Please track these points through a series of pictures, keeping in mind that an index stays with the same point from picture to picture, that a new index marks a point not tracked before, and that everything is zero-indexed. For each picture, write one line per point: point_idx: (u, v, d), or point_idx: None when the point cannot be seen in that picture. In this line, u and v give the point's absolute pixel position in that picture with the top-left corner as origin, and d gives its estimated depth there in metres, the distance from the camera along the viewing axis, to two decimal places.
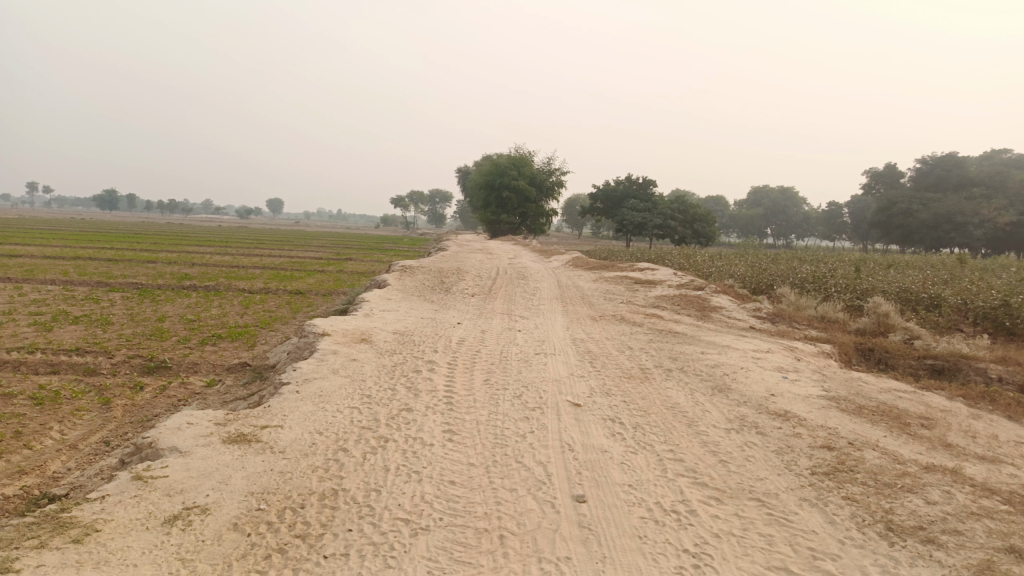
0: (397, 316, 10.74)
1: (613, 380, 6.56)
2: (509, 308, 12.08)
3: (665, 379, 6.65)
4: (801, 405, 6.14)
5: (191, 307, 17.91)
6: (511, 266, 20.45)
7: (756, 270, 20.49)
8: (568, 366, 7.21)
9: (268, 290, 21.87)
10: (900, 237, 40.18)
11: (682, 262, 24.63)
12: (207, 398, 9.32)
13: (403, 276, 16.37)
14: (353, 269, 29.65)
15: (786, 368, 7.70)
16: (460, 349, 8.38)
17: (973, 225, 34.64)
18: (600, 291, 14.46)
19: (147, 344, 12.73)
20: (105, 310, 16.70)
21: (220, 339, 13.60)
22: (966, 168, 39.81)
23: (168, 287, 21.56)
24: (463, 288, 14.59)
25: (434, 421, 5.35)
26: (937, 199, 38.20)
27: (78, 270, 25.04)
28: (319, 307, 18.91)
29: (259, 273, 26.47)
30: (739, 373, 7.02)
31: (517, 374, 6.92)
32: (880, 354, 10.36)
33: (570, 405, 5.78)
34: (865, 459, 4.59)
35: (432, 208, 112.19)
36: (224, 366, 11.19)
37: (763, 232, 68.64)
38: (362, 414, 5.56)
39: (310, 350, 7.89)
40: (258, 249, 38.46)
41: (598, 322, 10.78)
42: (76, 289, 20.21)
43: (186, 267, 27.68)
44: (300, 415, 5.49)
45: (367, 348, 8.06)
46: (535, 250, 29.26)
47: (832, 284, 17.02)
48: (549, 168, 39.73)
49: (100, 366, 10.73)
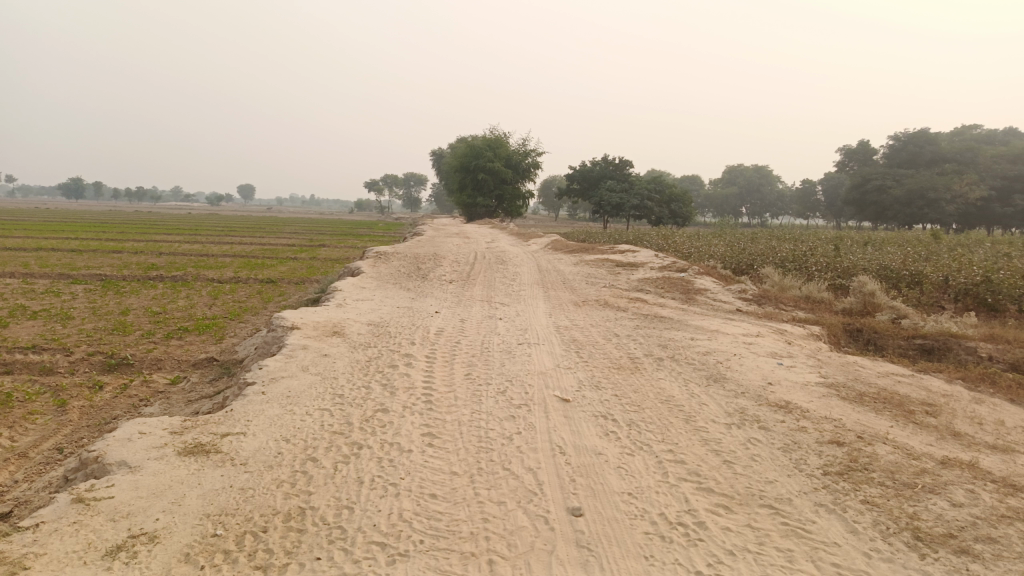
0: (372, 306, 10.27)
1: (602, 372, 6.18)
2: (488, 294, 11.66)
3: (656, 369, 6.29)
4: (801, 394, 5.82)
5: (157, 298, 17.24)
6: (489, 250, 19.99)
7: (736, 250, 20.26)
8: (553, 357, 6.81)
9: (239, 280, 21.23)
10: (873, 214, 40.29)
11: (661, 243, 24.35)
12: (171, 397, 8.78)
13: (378, 262, 15.85)
14: (326, 255, 29.00)
15: (779, 353, 7.38)
16: (438, 341, 7.94)
17: (945, 201, 34.72)
18: (581, 275, 14.09)
19: (109, 340, 12.12)
20: (66, 304, 15.97)
21: (187, 332, 13.02)
22: (938, 145, 40.06)
23: (134, 279, 20.82)
24: (440, 274, 14.13)
25: (412, 424, 4.93)
26: (909, 176, 38.41)
27: (40, 262, 24.11)
28: (291, 297, 18.31)
29: (229, 262, 25.73)
30: (733, 361, 6.68)
31: (501, 367, 6.53)
32: (869, 335, 10.14)
33: (559, 401, 5.40)
34: (879, 457, 4.26)
35: (407, 192, 111.03)
36: (190, 361, 10.65)
37: (739, 211, 68.73)
38: (334, 417, 5.12)
39: (278, 345, 7.41)
40: (228, 237, 37.51)
41: (581, 308, 10.41)
42: (37, 282, 19.39)
43: (153, 257, 26.83)
44: (265, 420, 5.04)
45: (339, 342, 7.59)
46: (512, 233, 28.81)
47: (813, 263, 16.81)
48: (525, 149, 39.19)
49: (57, 365, 10.12)
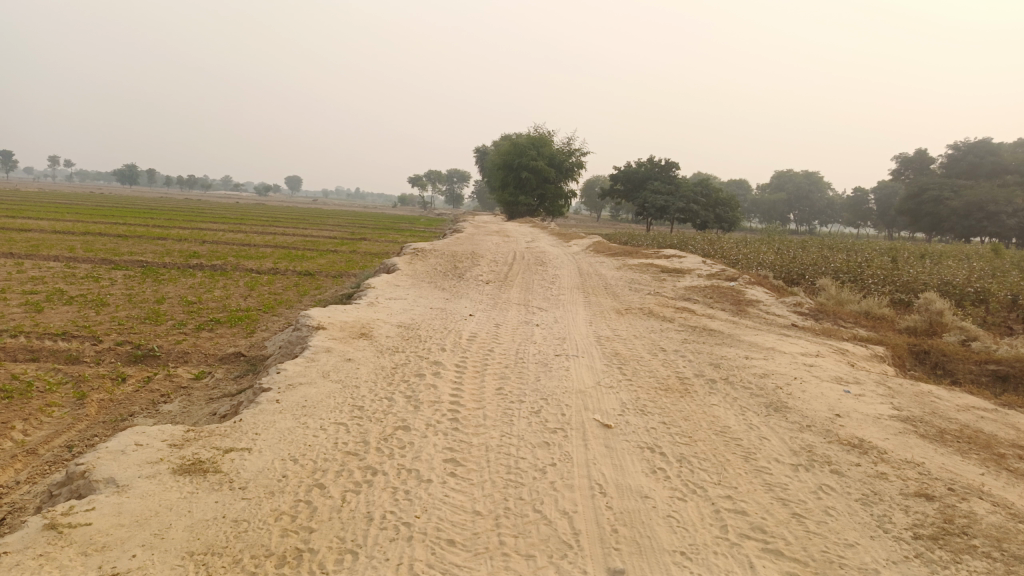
0: (404, 306, 9.80)
1: (648, 393, 5.58)
2: (526, 298, 11.12)
3: (709, 392, 5.68)
4: (875, 430, 5.15)
5: (193, 288, 17.12)
6: (528, 250, 19.43)
7: (785, 259, 19.33)
8: (593, 373, 6.24)
9: (277, 271, 21.08)
10: (928, 225, 38.60)
11: (707, 248, 23.48)
12: (193, 393, 8.42)
13: (415, 259, 15.43)
14: (365, 249, 28.79)
15: (845, 379, 6.67)
16: (470, 348, 7.42)
17: (1006, 214, 32.86)
18: (624, 280, 13.44)
19: (140, 329, 11.90)
20: (103, 290, 15.92)
21: (218, 325, 12.76)
22: (1002, 155, 38.17)
23: (173, 266, 20.81)
24: (477, 274, 13.64)
25: (434, 447, 4.42)
26: (969, 187, 36.62)
27: (85, 246, 24.39)
28: (327, 290, 18.02)
29: (270, 253, 25.69)
30: (795, 387, 6.00)
31: (536, 381, 5.99)
32: (937, 357, 9.31)
33: (600, 426, 4.83)
34: (979, 517, 3.59)
35: (450, 188, 111.18)
36: (217, 356, 10.32)
37: (786, 218, 66.84)
38: (350, 433, 4.64)
39: (301, 347, 6.96)
40: (270, 228, 37.69)
41: (624, 317, 9.79)
42: (79, 267, 19.50)
43: (195, 245, 26.94)
44: (274, 434, 4.58)
45: (365, 345, 7.11)
46: (553, 233, 28.20)
47: (870, 276, 15.86)
48: (569, 149, 38.53)
49: (84, 355, 9.88)
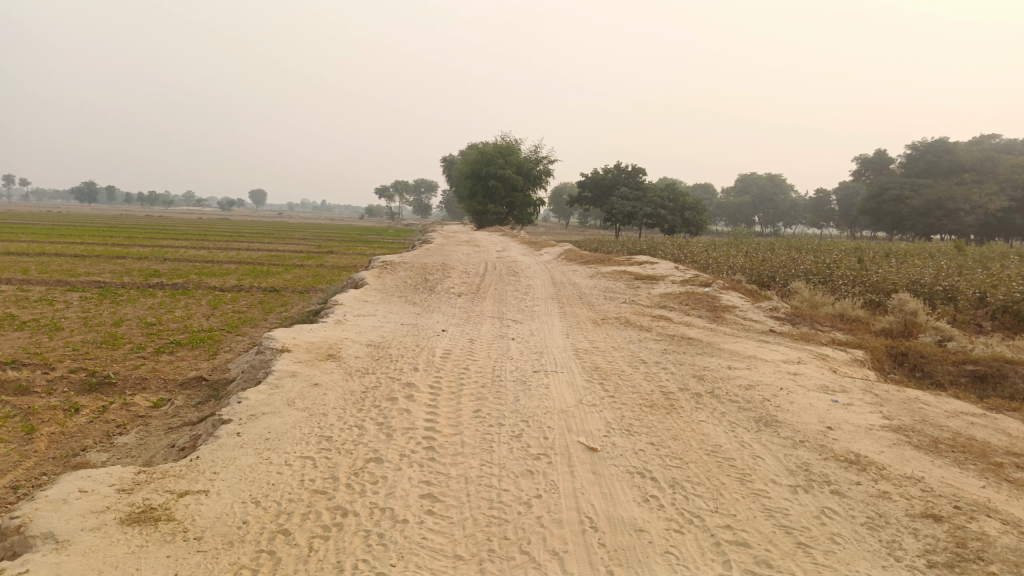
0: (373, 323, 9.44)
1: (633, 411, 5.33)
2: (500, 310, 10.83)
3: (696, 408, 5.44)
4: (868, 442, 4.96)
5: (154, 308, 16.53)
6: (499, 260, 19.18)
7: (756, 262, 19.34)
8: (574, 391, 5.97)
9: (242, 288, 20.48)
10: (889, 224, 39.23)
11: (677, 253, 23.45)
12: (151, 423, 7.95)
13: (384, 273, 15.06)
14: (333, 263, 28.26)
15: (830, 387, 6.50)
16: (444, 367, 7.10)
17: (964, 212, 33.52)
18: (598, 289, 13.23)
19: (95, 355, 11.34)
20: (57, 313, 15.27)
21: (179, 347, 12.24)
22: (958, 154, 39.02)
23: (133, 286, 20.09)
24: (448, 287, 13.32)
25: (410, 481, 4.11)
26: (927, 186, 37.31)
27: (39, 268, 23.53)
28: (293, 307, 17.52)
29: (234, 269, 25.06)
30: (782, 399, 5.81)
31: (516, 401, 5.70)
32: (915, 359, 9.23)
33: (585, 451, 4.56)
34: (992, 538, 3.39)
35: (417, 198, 110.60)
36: (177, 381, 9.83)
37: (751, 220, 67.61)
38: (318, 468, 4.30)
39: (265, 372, 6.57)
40: (235, 243, 36.90)
41: (601, 327, 9.55)
42: (32, 289, 18.74)
43: (156, 263, 26.16)
44: (235, 472, 4.22)
45: (333, 368, 6.75)
46: (523, 241, 27.98)
47: (840, 277, 15.89)
48: (536, 156, 38.42)
49: (34, 384, 9.33)
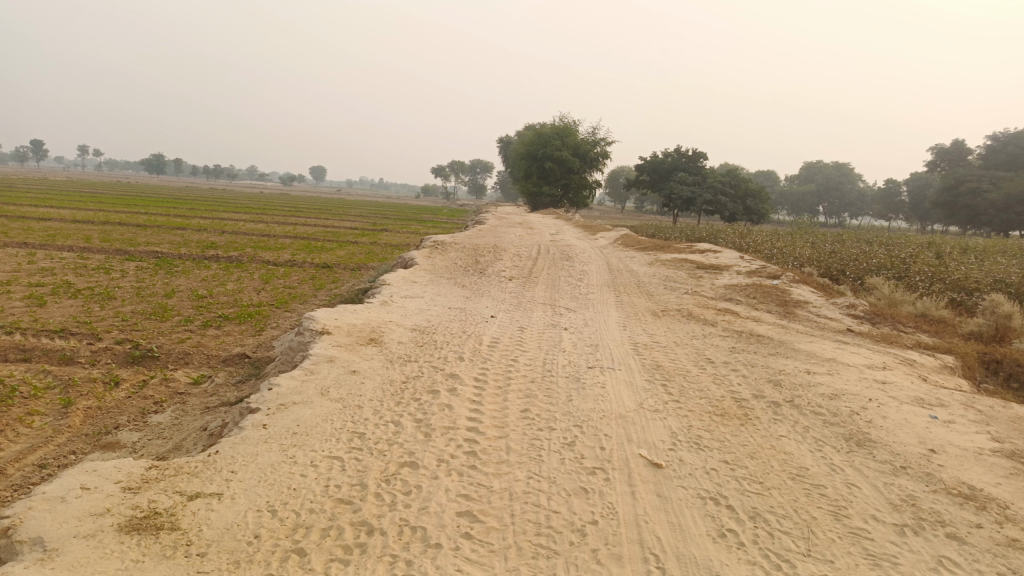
0: (420, 306, 8.99)
1: (702, 421, 4.72)
2: (553, 297, 10.26)
3: (775, 419, 4.79)
4: (983, 470, 4.23)
5: (206, 280, 16.52)
6: (553, 243, 18.55)
7: (824, 254, 18.21)
8: (634, 393, 5.37)
9: (294, 263, 20.42)
10: (965, 219, 36.99)
11: (738, 241, 22.38)
12: (189, 401, 7.68)
13: (434, 253, 14.62)
14: (386, 241, 28.09)
15: (926, 400, 5.71)
16: (491, 357, 6.58)
17: None
18: (658, 278, 12.51)
19: (143, 326, 11.25)
20: (112, 282, 15.37)
21: (226, 321, 12.08)
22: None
23: (189, 257, 20.27)
24: (500, 270, 12.79)
25: (447, 493, 3.61)
26: (1008, 179, 34.98)
27: (102, 236, 23.99)
28: (343, 284, 17.30)
29: (288, 244, 25.10)
30: (873, 413, 5.09)
31: (569, 401, 5.14)
32: (1012, 368, 8.22)
33: (648, 467, 3.99)
34: None
35: (473, 178, 110.28)
36: (220, 358, 9.59)
37: (815, 210, 65.03)
38: (347, 472, 3.84)
39: (302, 356, 6.16)
40: (292, 218, 37.20)
41: (661, 320, 8.89)
42: (92, 257, 19.04)
43: (213, 235, 26.42)
44: (255, 471, 3.79)
45: (373, 353, 6.31)
46: (577, 224, 27.24)
47: (919, 275, 14.73)
48: (594, 138, 37.44)
49: (78, 355, 9.22)
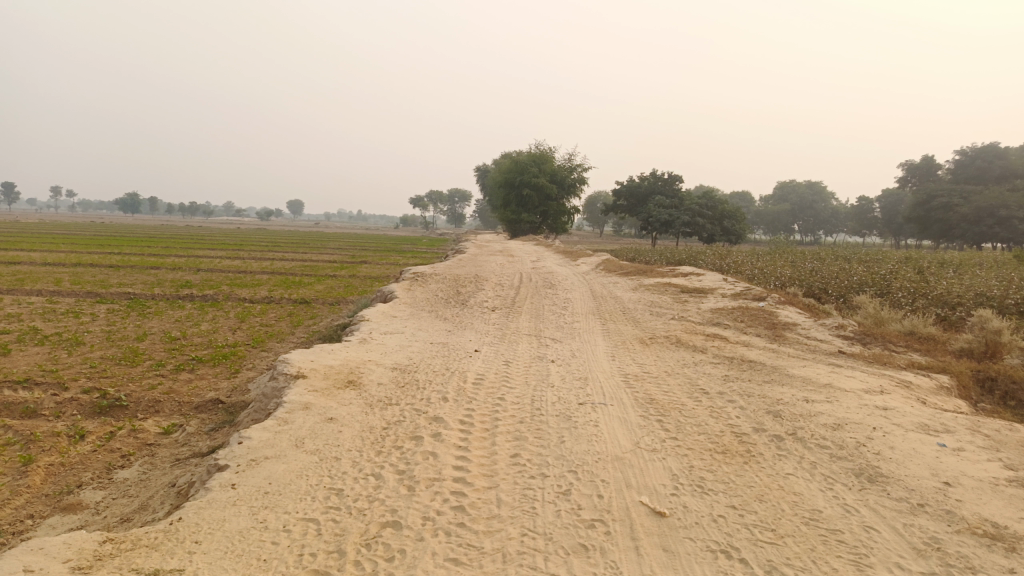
0: (400, 343, 8.67)
1: (703, 460, 4.45)
2: (537, 327, 9.99)
3: (779, 456, 4.54)
4: (1002, 502, 4.00)
5: (179, 321, 16.05)
6: (535, 271, 18.34)
7: (806, 273, 18.16)
8: (629, 431, 5.09)
9: (271, 300, 19.99)
10: (938, 233, 37.38)
11: (719, 263, 22.31)
12: (159, 453, 7.26)
13: (414, 285, 14.31)
14: (365, 273, 27.74)
15: (931, 426, 5.49)
16: (477, 396, 6.28)
17: (1020, 219, 31.55)
18: (642, 304, 12.30)
19: (112, 372, 10.79)
20: (81, 327, 14.86)
21: (200, 364, 11.65)
22: (1009, 159, 37.24)
23: (162, 298, 19.77)
24: (481, 301, 12.51)
25: (434, 558, 3.29)
26: (978, 193, 35.48)
27: (72, 279, 23.41)
28: (322, 320, 16.90)
29: (266, 279, 24.67)
30: (880, 444, 4.86)
31: (561, 443, 4.84)
32: (1009, 386, 8.05)
33: (650, 517, 3.70)
34: None
35: (451, 207, 110.33)
36: (193, 404, 9.17)
37: (791, 228, 65.67)
38: (324, 537, 3.50)
39: (276, 403, 5.81)
40: (270, 252, 36.72)
41: (650, 348, 8.65)
42: (61, 301, 18.50)
43: (188, 274, 25.89)
44: (221, 541, 3.44)
45: (352, 397, 5.99)
46: (558, 251, 27.11)
47: (903, 291, 14.65)
48: (570, 164, 37.51)
49: (42, 406, 8.75)
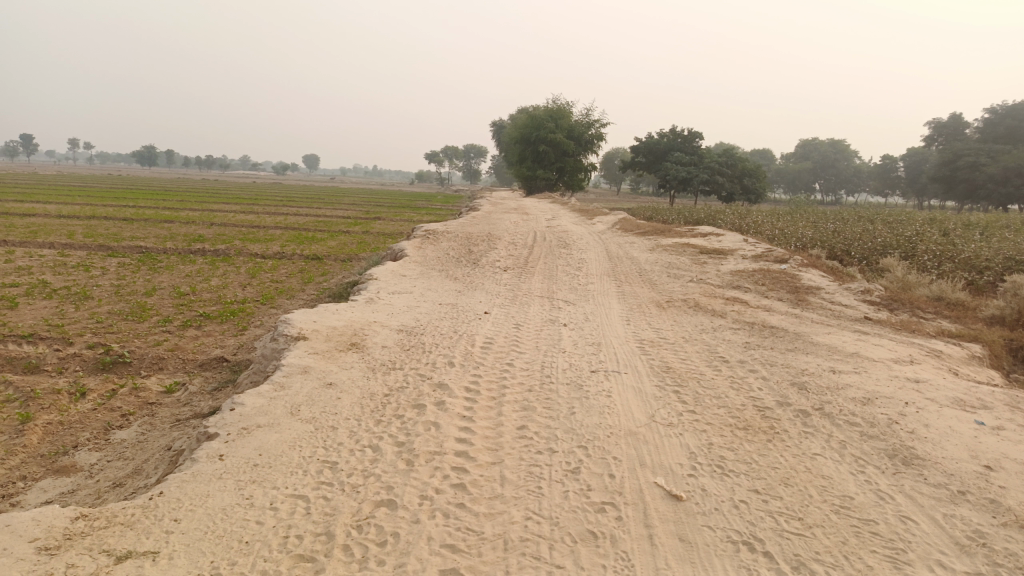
0: (408, 303, 8.38)
1: (723, 437, 4.15)
2: (550, 289, 9.65)
3: (806, 434, 4.22)
4: None
5: (189, 276, 15.87)
6: (549, 229, 17.95)
7: (828, 233, 17.61)
8: (644, 403, 4.78)
9: (282, 255, 19.76)
10: (963, 194, 36.35)
11: (738, 222, 21.73)
12: (160, 412, 7.08)
13: (425, 243, 13.97)
14: (379, 229, 27.43)
15: (967, 401, 5.14)
16: (485, 361, 6.00)
17: None
18: (659, 265, 11.89)
19: (118, 328, 10.63)
20: (91, 281, 14.71)
21: (207, 321, 11.47)
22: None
23: (173, 252, 19.61)
24: (494, 260, 12.16)
25: (430, 544, 3.03)
26: (1008, 152, 34.28)
27: (86, 231, 23.30)
28: (333, 277, 16.65)
29: (279, 234, 24.45)
30: (915, 421, 4.52)
31: (571, 415, 4.55)
32: None
33: (666, 501, 3.41)
34: None
35: (466, 163, 109.08)
36: (197, 362, 8.99)
37: (812, 187, 64.33)
38: (312, 518, 3.24)
39: (274, 366, 5.56)
40: (284, 207, 36.45)
41: (667, 312, 8.30)
42: (72, 254, 18.37)
43: (201, 228, 25.71)
44: (202, 520, 3.20)
45: (354, 360, 5.72)
46: (574, 209, 26.58)
47: (929, 254, 14.11)
48: (588, 120, 36.49)
49: (44, 362, 8.60)
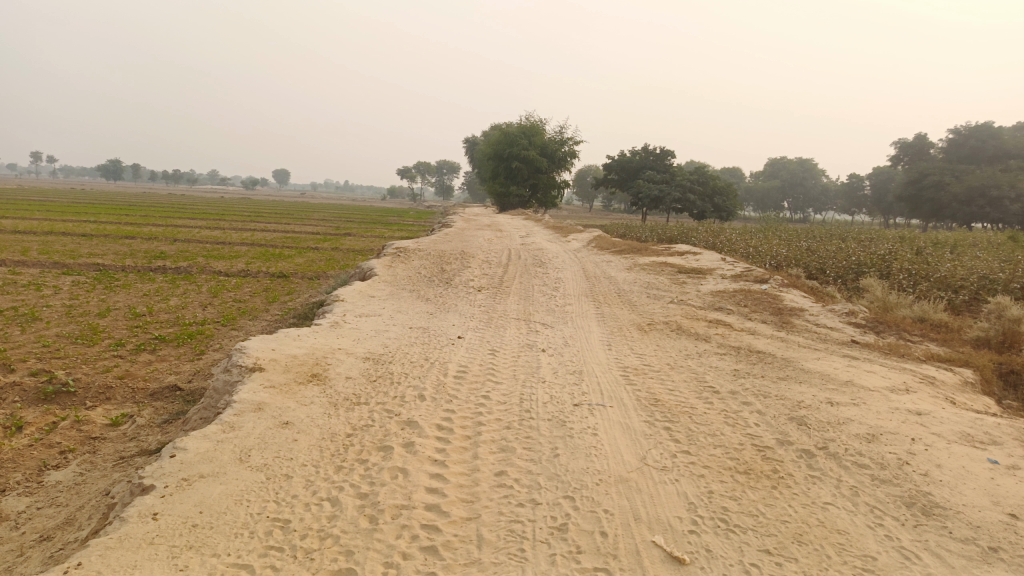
0: (376, 327, 7.90)
1: (724, 485, 3.74)
2: (526, 311, 9.23)
3: (813, 480, 3.83)
4: None
5: (148, 295, 15.16)
6: (524, 247, 17.59)
7: (803, 252, 17.50)
8: (633, 443, 4.36)
9: (248, 273, 19.09)
10: (928, 213, 36.87)
11: (712, 240, 21.55)
12: (103, 449, 6.48)
13: (395, 262, 13.49)
14: (349, 246, 26.83)
15: (975, 435, 4.80)
16: (459, 393, 5.54)
17: (1009, 200, 30.95)
18: (638, 285, 11.57)
19: (66, 353, 9.96)
20: (41, 301, 13.92)
21: (163, 344, 10.84)
22: (1003, 138, 36.62)
23: (133, 269, 18.84)
24: (467, 280, 11.72)
25: None
26: (971, 172, 34.87)
27: (42, 248, 22.39)
28: (299, 296, 16.04)
29: (245, 251, 23.76)
30: (928, 461, 4.17)
31: (555, 458, 4.10)
32: None
33: (667, 566, 2.99)
34: None
35: (438, 178, 108.59)
36: (149, 391, 8.37)
37: (780, 205, 65.07)
38: None
39: (226, 402, 5.04)
40: (252, 223, 35.61)
41: (649, 336, 7.92)
42: (25, 272, 17.51)
43: (164, 244, 24.89)
44: None
45: (316, 395, 5.23)
46: (547, 226, 26.28)
47: (905, 273, 13.99)
48: (562, 137, 36.38)
49: None
